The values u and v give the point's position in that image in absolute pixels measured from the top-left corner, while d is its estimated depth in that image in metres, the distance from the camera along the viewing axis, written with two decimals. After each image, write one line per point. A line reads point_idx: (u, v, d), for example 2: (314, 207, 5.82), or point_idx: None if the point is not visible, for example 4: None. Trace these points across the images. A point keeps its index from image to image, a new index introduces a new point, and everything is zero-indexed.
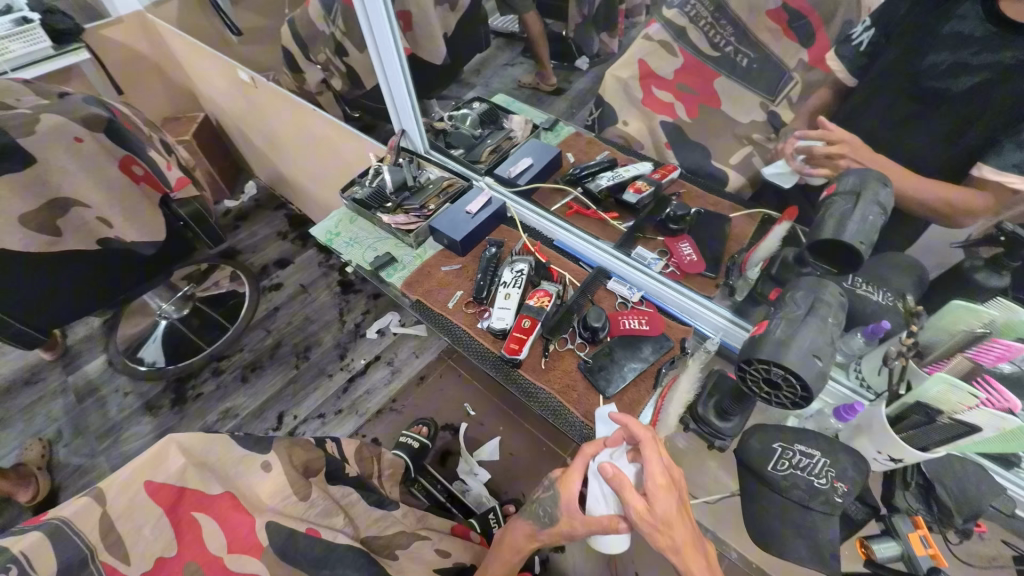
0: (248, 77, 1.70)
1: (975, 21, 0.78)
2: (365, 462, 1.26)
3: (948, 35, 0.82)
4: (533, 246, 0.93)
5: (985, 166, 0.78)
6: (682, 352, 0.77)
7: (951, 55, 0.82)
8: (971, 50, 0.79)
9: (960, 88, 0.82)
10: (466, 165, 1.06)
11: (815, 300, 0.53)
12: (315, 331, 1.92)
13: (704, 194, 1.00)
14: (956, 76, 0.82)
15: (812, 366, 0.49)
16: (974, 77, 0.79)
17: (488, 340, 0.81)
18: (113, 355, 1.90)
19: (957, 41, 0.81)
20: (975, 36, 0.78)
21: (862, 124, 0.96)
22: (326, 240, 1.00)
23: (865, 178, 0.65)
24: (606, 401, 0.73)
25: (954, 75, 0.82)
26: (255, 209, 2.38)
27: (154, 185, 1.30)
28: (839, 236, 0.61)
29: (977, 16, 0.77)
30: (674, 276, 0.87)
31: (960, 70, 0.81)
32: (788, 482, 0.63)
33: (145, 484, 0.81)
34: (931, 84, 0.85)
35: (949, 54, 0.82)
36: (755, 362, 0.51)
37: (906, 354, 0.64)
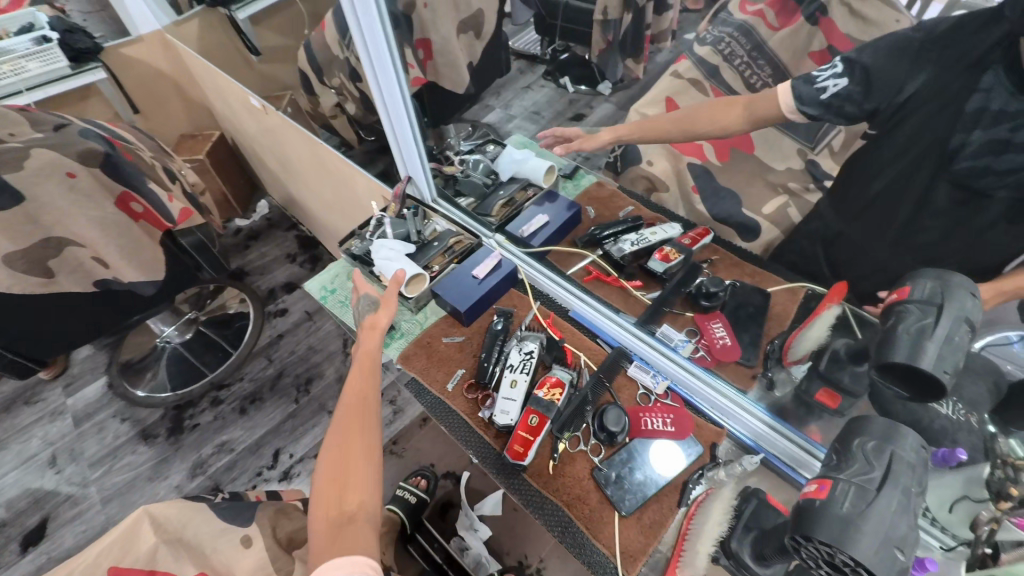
0: (260, 103, 1.65)
1: (1006, 94, 0.68)
2: None
3: (974, 112, 0.72)
4: (544, 318, 0.83)
5: None
6: (713, 462, 0.67)
7: (985, 132, 0.71)
8: (1010, 125, 0.68)
9: (1003, 166, 0.71)
10: (475, 217, 0.97)
11: (893, 461, 0.43)
12: (318, 362, 1.85)
13: (741, 262, 0.90)
14: (998, 153, 0.71)
15: (886, 560, 0.39)
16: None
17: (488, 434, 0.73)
18: (114, 377, 1.86)
19: (988, 118, 0.70)
20: (1010, 110, 0.68)
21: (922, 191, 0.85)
22: (321, 297, 0.93)
23: (949, 289, 0.54)
24: (621, 521, 0.63)
25: (994, 153, 0.71)
26: (266, 228, 2.34)
27: (155, 221, 1.24)
28: (917, 364, 0.51)
29: (1005, 89, 0.68)
30: (704, 362, 0.77)
31: (1002, 147, 0.70)
32: None
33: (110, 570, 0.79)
34: (964, 165, 0.74)
35: (982, 133, 0.71)
36: (816, 542, 0.42)
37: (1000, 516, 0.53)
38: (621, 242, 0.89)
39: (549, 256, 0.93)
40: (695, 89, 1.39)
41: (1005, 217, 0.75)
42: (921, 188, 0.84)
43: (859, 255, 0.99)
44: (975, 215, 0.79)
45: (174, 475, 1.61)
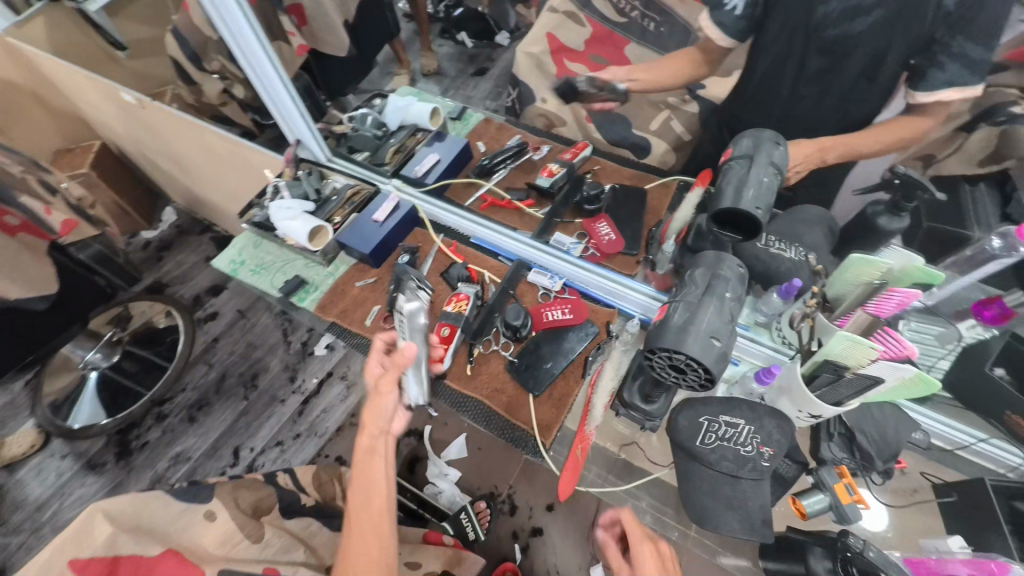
0: (134, 97, 1.54)
1: None
2: (325, 486, 1.22)
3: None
4: (449, 247, 0.89)
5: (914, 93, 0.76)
6: (608, 337, 0.76)
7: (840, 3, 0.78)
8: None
9: (859, 28, 0.78)
10: (372, 168, 1.00)
11: (712, 278, 0.52)
12: (262, 357, 1.83)
13: (619, 168, 0.98)
14: (853, 18, 0.78)
15: (710, 350, 0.47)
16: (872, 16, 0.76)
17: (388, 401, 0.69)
18: (43, 418, 1.73)
19: None
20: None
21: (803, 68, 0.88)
22: (232, 270, 0.93)
23: (760, 140, 0.64)
24: (535, 400, 0.72)
25: (851, 18, 0.77)
26: (177, 236, 2.22)
27: (35, 233, 1.19)
28: (737, 204, 0.60)
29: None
30: (595, 259, 0.85)
31: (855, 12, 0.77)
32: (716, 455, 0.62)
33: (68, 563, 0.76)
34: (832, 34, 0.80)
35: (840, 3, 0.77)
36: (659, 351, 0.50)
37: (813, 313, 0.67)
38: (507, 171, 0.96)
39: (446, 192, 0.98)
40: (572, 22, 1.45)
41: (863, 75, 0.83)
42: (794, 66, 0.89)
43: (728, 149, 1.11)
44: (839, 79, 0.86)
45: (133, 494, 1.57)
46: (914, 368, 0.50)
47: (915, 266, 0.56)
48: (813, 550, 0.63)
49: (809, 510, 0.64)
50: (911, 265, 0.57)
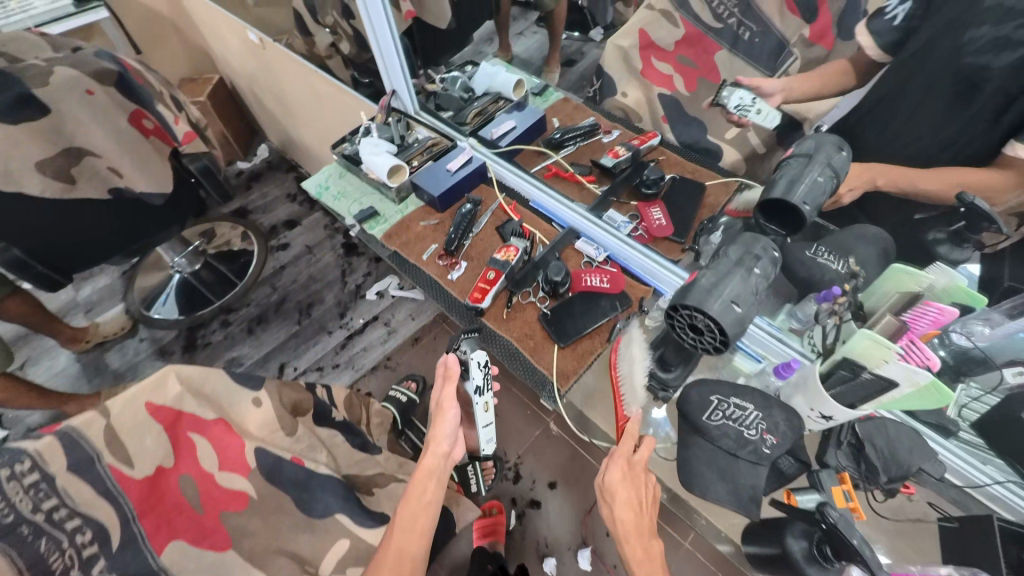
0: (258, 38, 1.69)
1: None
2: (353, 408, 1.35)
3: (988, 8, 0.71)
4: (508, 206, 0.96)
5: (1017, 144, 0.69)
6: (640, 310, 0.81)
7: (993, 30, 0.71)
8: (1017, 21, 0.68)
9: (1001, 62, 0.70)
10: (452, 126, 1.09)
11: (745, 253, 0.55)
12: (318, 290, 1.99)
13: (685, 161, 1.01)
14: (999, 51, 0.70)
15: (730, 313, 0.51)
16: (1016, 52, 0.68)
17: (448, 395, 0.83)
18: (132, 303, 1.99)
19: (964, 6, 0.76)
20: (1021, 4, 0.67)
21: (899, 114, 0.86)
22: (316, 193, 1.05)
23: (823, 140, 0.65)
24: (558, 350, 0.77)
25: (996, 51, 0.70)
26: (266, 170, 2.44)
27: (163, 138, 1.38)
28: (784, 197, 0.62)
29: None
30: (642, 239, 0.90)
31: (1005, 44, 0.69)
32: (719, 431, 0.66)
33: (145, 403, 0.89)
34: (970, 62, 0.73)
35: (991, 28, 0.70)
36: (681, 310, 0.54)
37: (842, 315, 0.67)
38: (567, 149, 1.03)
39: (516, 157, 1.05)
40: (665, 20, 1.47)
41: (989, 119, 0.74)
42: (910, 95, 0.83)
43: None
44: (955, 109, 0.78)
45: None
46: (930, 376, 0.52)
47: (958, 286, 0.58)
48: (793, 530, 0.69)
49: (801, 504, 0.65)
50: (953, 282, 0.59)
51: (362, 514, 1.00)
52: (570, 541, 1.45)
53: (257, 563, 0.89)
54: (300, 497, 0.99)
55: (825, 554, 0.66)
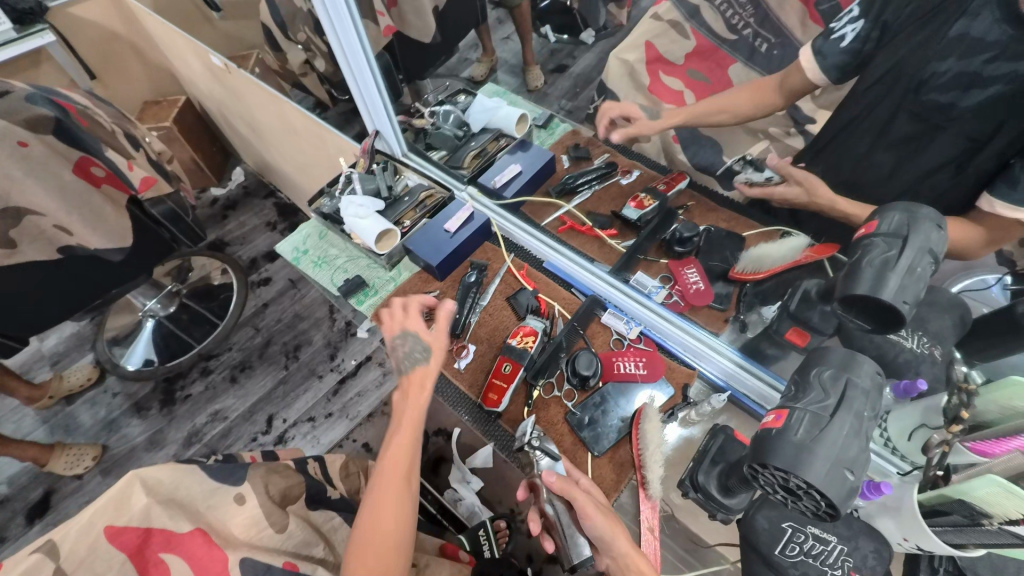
0: (222, 62, 1.51)
1: (989, 22, 0.67)
2: (351, 478, 1.22)
3: (954, 39, 0.71)
4: (519, 270, 0.83)
5: (996, 199, 0.67)
6: (684, 401, 0.69)
7: (959, 62, 0.71)
8: (984, 57, 0.68)
9: (970, 102, 0.72)
10: (448, 171, 0.96)
11: (846, 388, 0.43)
12: (306, 329, 1.85)
13: (717, 209, 0.89)
14: (965, 88, 0.72)
15: (843, 485, 0.40)
16: (987, 91, 0.70)
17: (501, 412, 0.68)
18: (101, 353, 1.83)
19: (966, 47, 0.70)
20: (989, 40, 0.67)
21: (877, 147, 0.88)
22: (293, 258, 0.91)
23: (916, 216, 0.53)
24: (594, 459, 0.66)
25: (962, 88, 0.72)
26: (242, 196, 2.27)
27: (117, 185, 1.22)
28: (876, 294, 0.50)
29: (992, 15, 0.67)
30: (677, 307, 0.78)
31: (971, 81, 0.71)
32: (798, 571, 0.55)
33: (104, 529, 0.77)
34: (932, 97, 0.75)
35: (956, 63, 0.71)
36: (770, 468, 0.42)
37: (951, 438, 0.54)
38: (579, 196, 0.91)
39: (523, 206, 0.92)
40: (675, 32, 1.35)
41: (954, 159, 0.77)
42: (879, 126, 0.86)
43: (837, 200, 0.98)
44: (926, 149, 0.81)
45: (171, 444, 1.63)
46: None
47: None
48: None
49: None
50: None
51: None
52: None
53: None
54: None
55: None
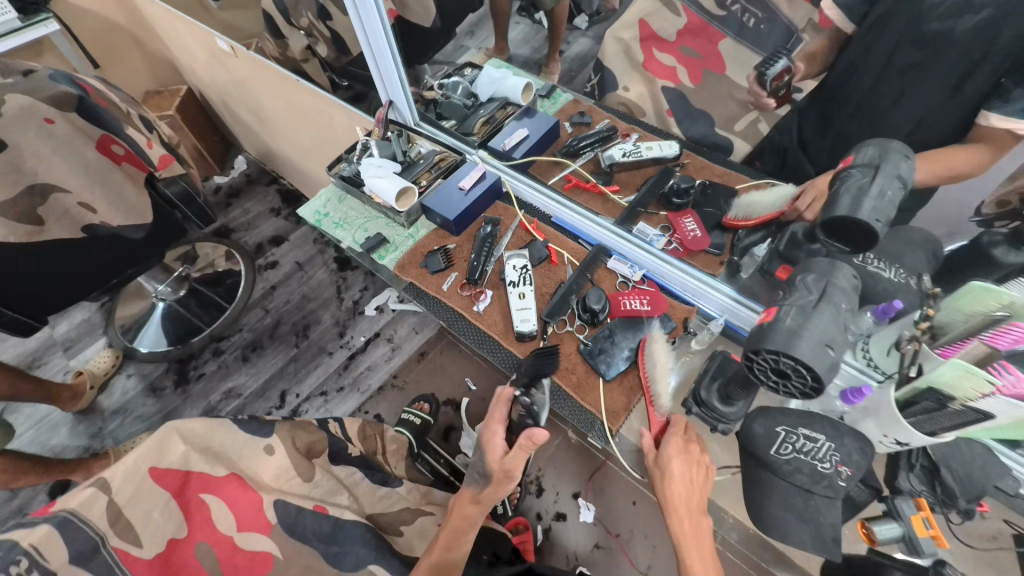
0: (228, 46, 1.55)
1: None
2: (368, 439, 1.28)
3: None
4: (530, 224, 0.89)
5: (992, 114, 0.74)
6: (685, 333, 0.76)
7: None
8: None
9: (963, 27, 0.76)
10: (458, 138, 1.02)
11: (828, 285, 0.50)
12: (314, 309, 1.90)
13: (710, 166, 0.95)
14: (961, 15, 0.76)
15: (824, 357, 0.46)
16: (979, 15, 0.74)
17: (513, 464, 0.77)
18: (114, 338, 1.87)
19: None
20: None
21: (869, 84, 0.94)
22: (315, 221, 0.97)
23: (888, 148, 0.60)
24: (606, 384, 0.72)
25: (957, 14, 0.76)
26: (246, 184, 2.31)
27: (135, 164, 1.25)
28: (854, 213, 0.57)
29: None
30: (677, 253, 0.84)
31: (964, 9, 0.75)
32: (791, 467, 0.61)
33: (149, 471, 0.81)
34: (932, 26, 0.79)
35: None
36: (764, 353, 0.49)
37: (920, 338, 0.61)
38: (584, 158, 0.97)
39: (531, 168, 0.98)
40: (667, 11, 1.43)
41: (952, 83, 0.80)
42: (880, 60, 0.90)
43: (823, 156, 1.05)
44: (923, 78, 0.84)
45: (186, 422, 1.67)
46: None
47: None
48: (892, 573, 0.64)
49: (879, 537, 0.62)
50: None
51: (397, 562, 0.92)
52: (597, 540, 1.44)
53: None
54: (330, 550, 0.90)
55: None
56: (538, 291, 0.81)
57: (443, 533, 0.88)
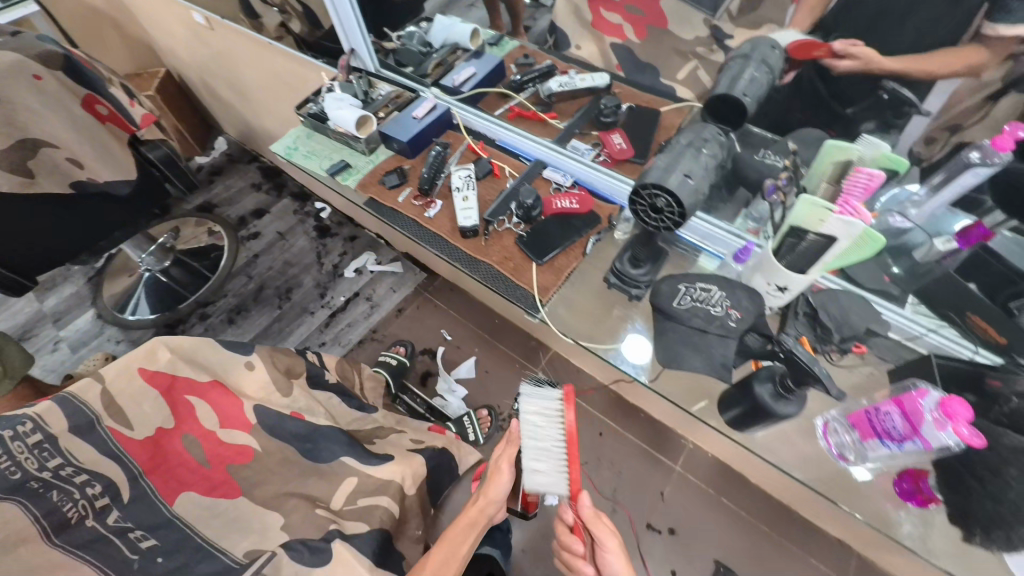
0: (204, 18, 1.64)
1: None
2: (346, 372, 1.36)
3: None
4: (477, 146, 1.01)
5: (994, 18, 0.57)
6: (609, 225, 0.87)
7: None
8: None
9: None
10: (414, 80, 1.12)
11: (694, 138, 0.62)
12: (296, 274, 1.99)
13: (638, 92, 1.05)
14: None
15: (685, 185, 0.57)
16: None
17: (507, 459, 0.87)
18: (103, 308, 1.94)
19: None
20: None
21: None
22: (286, 155, 1.07)
23: (757, 43, 0.74)
24: (538, 266, 0.82)
25: None
26: (228, 162, 2.39)
27: (120, 124, 1.35)
28: (729, 90, 0.71)
29: None
30: (606, 165, 0.94)
31: None
32: (689, 312, 0.72)
33: (138, 370, 0.89)
34: None
35: None
36: (642, 191, 0.60)
37: (788, 190, 0.70)
38: (526, 92, 1.07)
39: (480, 102, 1.09)
40: None
41: None
42: None
43: None
44: None
45: None
46: (863, 226, 0.58)
47: (885, 154, 0.66)
48: (761, 378, 0.71)
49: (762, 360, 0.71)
50: (881, 152, 0.66)
51: (369, 456, 1.00)
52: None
53: (271, 507, 0.88)
54: (306, 448, 0.98)
55: (787, 388, 0.68)
56: (481, 197, 0.92)
57: (454, 535, 0.87)
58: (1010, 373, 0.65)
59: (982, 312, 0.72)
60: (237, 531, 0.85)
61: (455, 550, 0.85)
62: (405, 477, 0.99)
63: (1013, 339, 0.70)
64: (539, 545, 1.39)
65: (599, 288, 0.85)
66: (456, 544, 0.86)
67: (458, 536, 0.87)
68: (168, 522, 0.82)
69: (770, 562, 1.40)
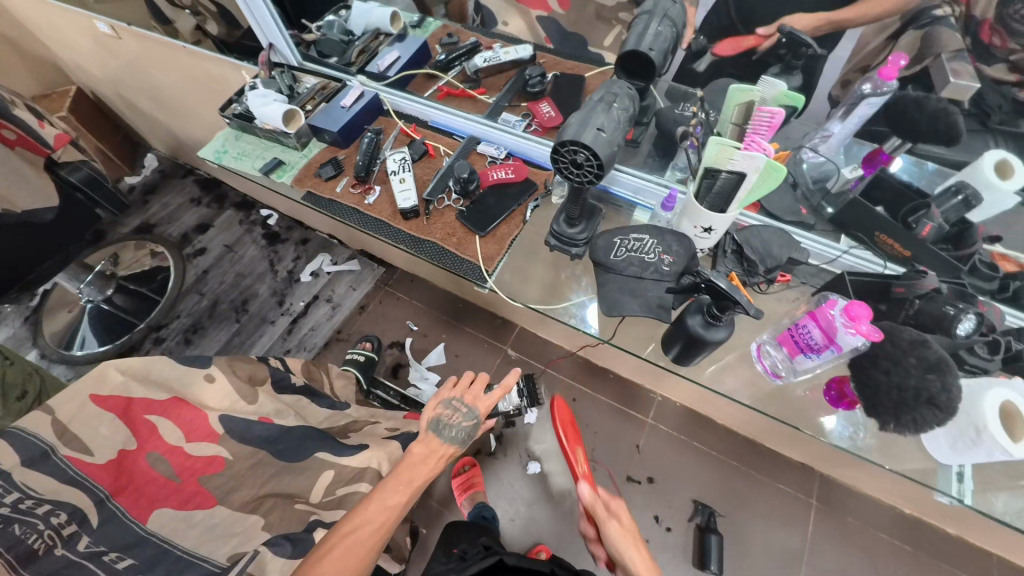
0: (109, 27, 1.55)
1: None
2: (313, 374, 1.35)
3: None
4: (410, 129, 1.02)
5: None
6: (545, 191, 0.90)
7: None
8: None
9: None
10: (339, 69, 1.11)
11: (605, 93, 0.65)
12: (250, 285, 1.94)
13: (562, 61, 1.07)
14: None
15: (599, 139, 0.60)
16: None
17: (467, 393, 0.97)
18: (45, 346, 1.83)
19: None
20: None
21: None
22: (216, 159, 1.05)
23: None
24: (480, 237, 0.84)
25: None
26: (162, 180, 2.29)
27: (32, 147, 1.27)
28: (636, 47, 0.73)
29: None
30: (537, 133, 0.96)
31: None
32: (625, 262, 0.76)
33: (90, 395, 0.88)
34: None
35: None
36: (562, 148, 0.62)
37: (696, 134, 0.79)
38: (453, 70, 1.08)
39: (409, 85, 1.09)
40: None
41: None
42: None
43: None
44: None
45: None
46: (765, 158, 0.62)
47: (781, 91, 0.70)
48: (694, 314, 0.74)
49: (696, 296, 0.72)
50: (778, 90, 0.70)
51: (344, 448, 1.01)
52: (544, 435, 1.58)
53: (249, 510, 0.88)
54: (278, 449, 0.98)
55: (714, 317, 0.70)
56: (418, 178, 0.93)
57: (390, 489, 0.83)
58: (912, 278, 0.72)
59: (887, 229, 0.79)
60: (217, 537, 0.84)
61: (401, 490, 0.83)
62: (382, 463, 0.98)
63: (915, 251, 0.77)
64: (525, 509, 1.44)
65: (544, 252, 0.89)
66: (399, 492, 0.83)
67: (391, 494, 0.82)
68: (142, 539, 0.80)
69: (743, 494, 1.50)
